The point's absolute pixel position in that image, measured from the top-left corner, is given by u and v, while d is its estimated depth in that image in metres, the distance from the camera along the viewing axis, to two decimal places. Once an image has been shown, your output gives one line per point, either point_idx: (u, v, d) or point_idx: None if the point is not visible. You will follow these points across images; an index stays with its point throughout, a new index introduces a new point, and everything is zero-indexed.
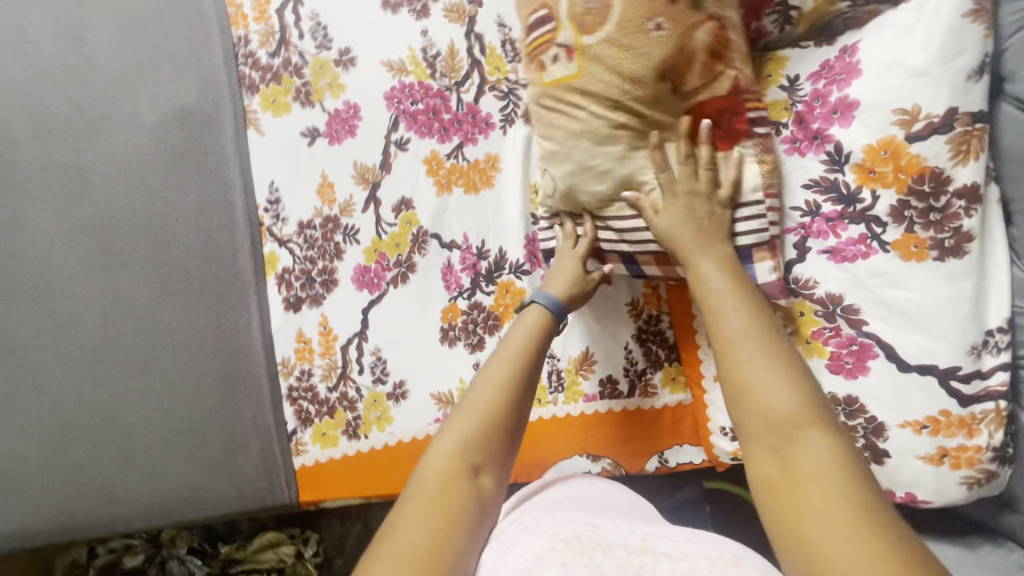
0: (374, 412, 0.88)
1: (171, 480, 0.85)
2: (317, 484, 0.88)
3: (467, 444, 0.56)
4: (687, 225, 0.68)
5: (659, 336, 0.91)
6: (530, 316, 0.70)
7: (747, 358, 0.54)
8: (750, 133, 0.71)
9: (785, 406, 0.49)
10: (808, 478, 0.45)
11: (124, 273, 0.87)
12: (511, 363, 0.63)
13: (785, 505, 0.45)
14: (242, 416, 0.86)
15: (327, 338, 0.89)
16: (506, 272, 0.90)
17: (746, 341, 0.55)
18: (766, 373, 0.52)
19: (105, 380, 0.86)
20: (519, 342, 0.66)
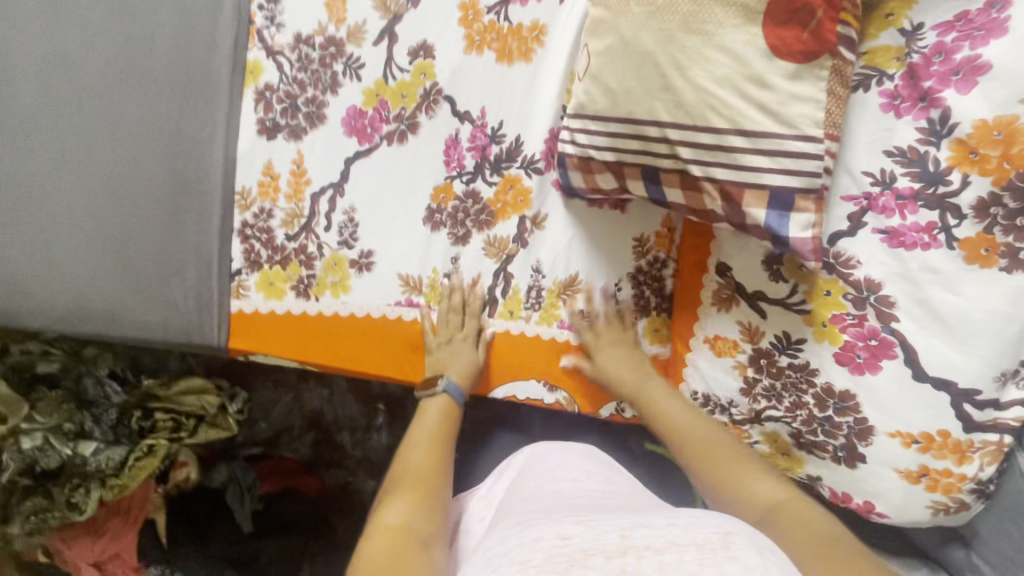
0: (332, 275, 0.80)
1: (89, 286, 0.75)
2: (252, 334, 0.81)
3: (420, 519, 0.57)
4: (625, 367, 0.76)
5: (655, 282, 0.81)
6: (438, 403, 0.74)
7: (724, 455, 0.64)
8: (834, 50, 0.53)
9: (766, 483, 0.60)
10: (805, 519, 0.53)
11: (76, 36, 0.73)
12: (428, 440, 0.70)
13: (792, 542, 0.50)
14: (183, 240, 0.77)
15: (298, 180, 0.78)
16: (514, 165, 0.78)
17: (714, 441, 0.66)
18: (742, 463, 0.63)
19: (27, 155, 0.73)
20: (436, 427, 0.72)
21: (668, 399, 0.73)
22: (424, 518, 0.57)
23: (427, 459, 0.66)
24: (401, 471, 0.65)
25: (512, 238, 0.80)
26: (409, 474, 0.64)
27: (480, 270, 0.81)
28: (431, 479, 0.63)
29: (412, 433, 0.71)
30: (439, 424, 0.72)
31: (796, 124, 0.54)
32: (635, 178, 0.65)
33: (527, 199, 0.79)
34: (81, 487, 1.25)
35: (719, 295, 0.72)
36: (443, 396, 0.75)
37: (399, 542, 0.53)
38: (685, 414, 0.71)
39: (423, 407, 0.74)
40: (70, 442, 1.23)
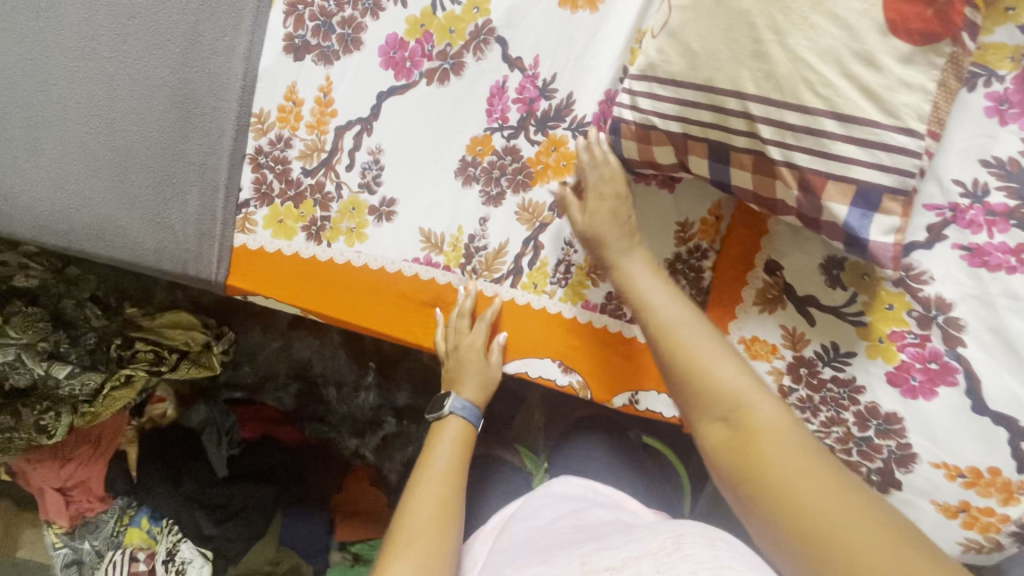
0: (347, 221, 0.73)
1: (81, 198, 0.69)
2: (253, 274, 0.75)
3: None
4: (614, 231, 0.66)
5: (694, 273, 0.75)
6: (449, 432, 0.76)
7: (696, 349, 0.56)
8: (958, 37, 0.47)
9: (739, 384, 0.53)
10: (766, 435, 0.50)
11: None
12: (444, 481, 0.71)
13: (746, 462, 0.49)
14: (186, 161, 0.69)
15: (323, 111, 0.71)
16: (561, 126, 0.71)
17: (694, 335, 0.57)
18: (721, 367, 0.54)
19: (29, 40, 0.67)
20: (444, 461, 0.73)
21: (652, 291, 0.62)
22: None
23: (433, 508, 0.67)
24: (405, 518, 0.66)
25: (548, 206, 0.73)
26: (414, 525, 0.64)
27: (508, 237, 0.75)
28: (436, 530, 0.64)
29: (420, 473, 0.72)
30: (447, 463, 0.73)
31: (900, 113, 0.48)
32: (699, 155, 0.59)
33: (570, 165, 0.72)
34: (51, 411, 1.19)
35: (764, 295, 0.67)
36: (453, 424, 0.77)
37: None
38: (664, 304, 0.60)
39: (431, 436, 0.76)
40: (42, 362, 1.16)
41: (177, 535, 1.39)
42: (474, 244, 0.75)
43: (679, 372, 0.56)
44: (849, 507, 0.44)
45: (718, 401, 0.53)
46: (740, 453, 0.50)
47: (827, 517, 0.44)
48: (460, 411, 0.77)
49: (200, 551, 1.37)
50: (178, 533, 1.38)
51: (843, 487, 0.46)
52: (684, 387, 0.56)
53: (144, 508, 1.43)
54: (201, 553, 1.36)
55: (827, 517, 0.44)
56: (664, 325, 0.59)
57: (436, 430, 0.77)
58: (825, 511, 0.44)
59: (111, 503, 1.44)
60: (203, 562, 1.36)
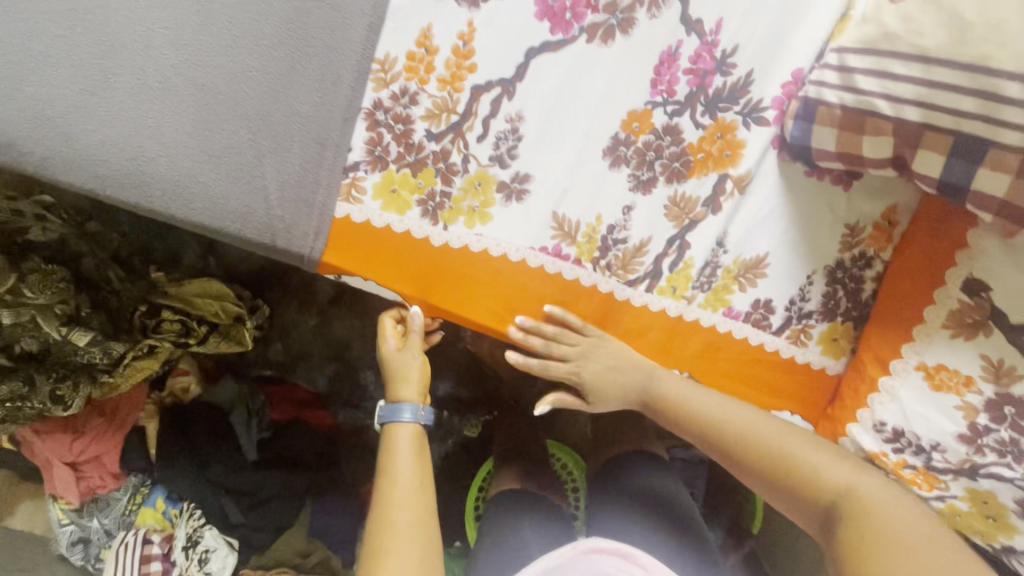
0: (471, 199, 0.63)
1: (157, 145, 0.57)
2: (353, 253, 0.63)
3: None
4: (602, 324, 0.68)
5: (853, 284, 0.67)
6: (403, 436, 0.76)
7: (784, 445, 0.62)
8: None
9: (784, 435, 0.63)
10: (873, 529, 0.54)
11: None
12: (416, 489, 0.71)
13: (855, 555, 0.53)
14: (288, 109, 0.58)
15: (459, 64, 0.59)
16: (734, 109, 0.61)
17: (764, 425, 0.64)
18: (801, 450, 0.61)
19: None
20: (409, 466, 0.73)
21: (689, 387, 0.67)
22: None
23: (410, 508, 0.69)
24: (382, 520, 0.67)
25: (704, 201, 0.63)
26: (395, 530, 0.66)
27: (651, 234, 0.65)
28: (420, 529, 0.67)
29: (384, 474, 0.72)
30: (410, 462, 0.74)
31: None
32: (934, 150, 0.50)
33: (735, 154, 0.63)
34: (69, 380, 1.06)
35: (958, 318, 0.59)
36: (405, 428, 0.77)
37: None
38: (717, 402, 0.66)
39: (388, 437, 0.76)
40: (62, 327, 0.99)
41: (199, 521, 1.24)
42: (612, 237, 0.65)
43: (739, 455, 0.64)
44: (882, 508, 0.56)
45: (785, 470, 0.61)
46: (859, 539, 0.54)
47: (869, 549, 0.53)
48: (409, 416, 0.77)
49: (224, 539, 1.24)
50: (202, 519, 1.24)
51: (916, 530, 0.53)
52: (761, 469, 0.63)
53: (159, 488, 1.27)
54: (227, 542, 1.23)
55: (890, 554, 0.51)
56: (710, 420, 0.65)
57: (390, 430, 0.77)
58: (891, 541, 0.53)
59: (123, 481, 1.28)
60: (228, 551, 1.23)
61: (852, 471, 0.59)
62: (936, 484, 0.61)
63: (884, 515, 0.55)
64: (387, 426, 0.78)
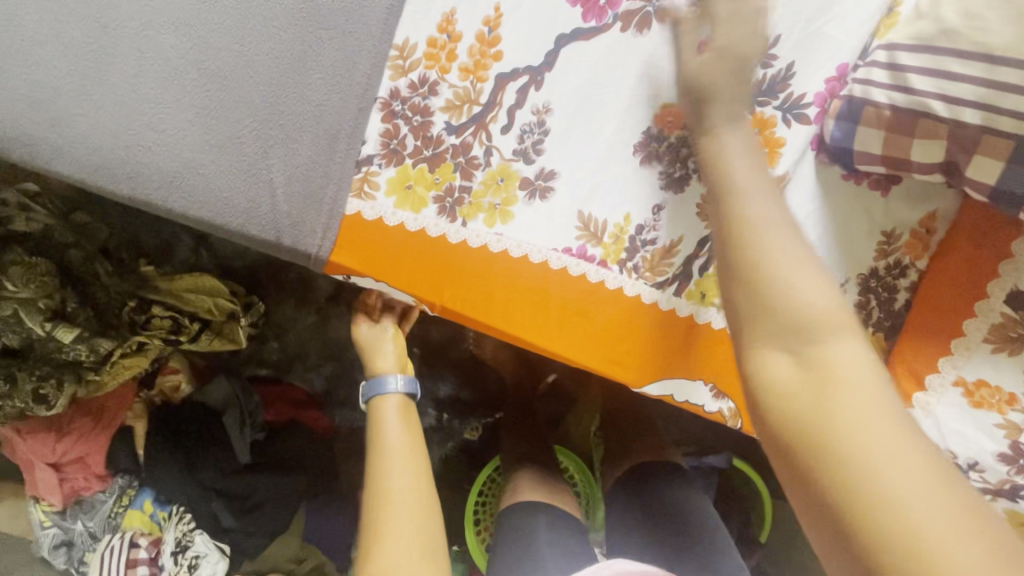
0: (492, 195, 0.59)
1: (155, 132, 0.53)
2: (364, 252, 0.59)
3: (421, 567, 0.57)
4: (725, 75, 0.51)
5: (886, 293, 0.63)
6: (392, 407, 0.73)
7: (793, 270, 0.44)
8: None
9: (825, 308, 0.43)
10: (851, 398, 0.38)
11: None
12: (410, 458, 0.67)
13: (810, 405, 0.40)
14: (300, 95, 0.54)
15: (483, 51, 0.56)
16: (772, 103, 0.58)
17: (777, 232, 0.46)
18: (807, 276, 0.44)
19: None
20: (400, 437, 0.69)
21: (744, 163, 0.50)
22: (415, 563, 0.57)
23: (406, 480, 0.64)
24: (378, 497, 0.63)
25: None
26: (391, 500, 0.62)
27: (681, 233, 0.62)
28: (419, 500, 0.63)
29: (375, 449, 0.68)
30: (402, 433, 0.70)
31: None
32: (991, 154, 0.48)
33: (772, 153, 0.59)
34: (53, 378, 1.00)
35: (1001, 332, 0.57)
36: (392, 398, 0.74)
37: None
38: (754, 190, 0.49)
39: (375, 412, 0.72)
40: (45, 323, 0.94)
41: (188, 525, 1.20)
42: (641, 237, 0.62)
43: (748, 275, 0.45)
44: (898, 444, 0.37)
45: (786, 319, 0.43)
46: (807, 392, 0.40)
47: (798, 413, 0.40)
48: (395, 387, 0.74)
49: (215, 544, 1.20)
50: (192, 523, 1.20)
51: (891, 417, 0.38)
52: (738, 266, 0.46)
53: (147, 489, 1.21)
54: (218, 547, 1.19)
55: (843, 415, 0.38)
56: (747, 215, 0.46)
57: (375, 405, 0.73)
58: (837, 405, 0.38)
59: (110, 483, 1.22)
60: (219, 557, 1.19)
61: (844, 319, 0.42)
62: None
63: (847, 381, 0.40)
64: (371, 397, 0.74)
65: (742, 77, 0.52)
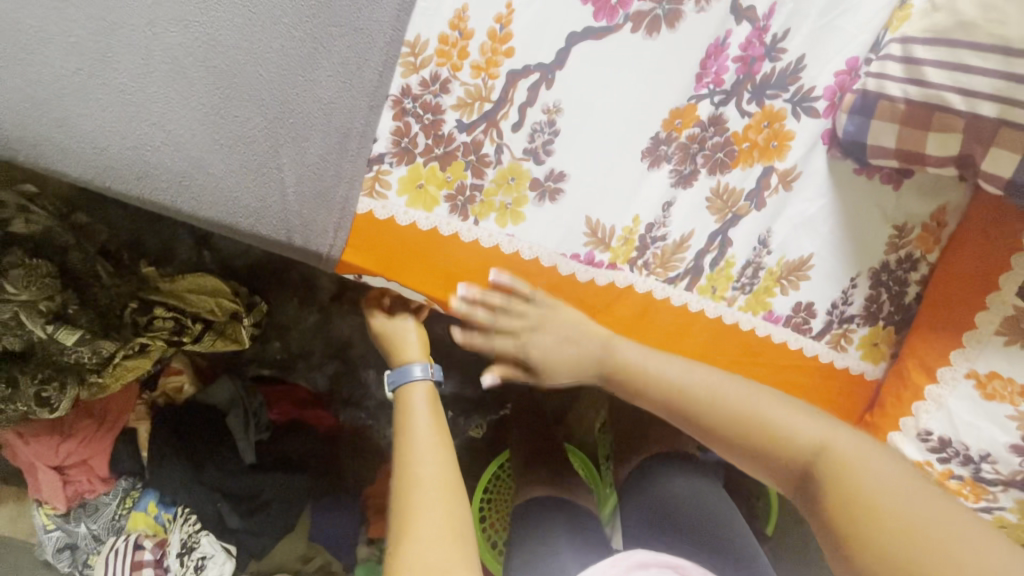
0: (503, 194, 0.59)
1: (163, 133, 0.52)
2: (375, 252, 0.59)
3: (450, 554, 0.56)
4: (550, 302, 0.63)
5: (897, 288, 0.65)
6: (419, 395, 0.74)
7: (789, 423, 0.55)
8: None
9: (798, 428, 0.55)
10: (879, 494, 0.47)
11: None
12: (440, 442, 0.68)
13: (854, 518, 0.47)
14: (308, 94, 0.53)
15: (495, 48, 0.55)
16: (782, 96, 0.59)
17: (690, 373, 0.61)
18: (770, 410, 0.56)
19: None
20: (428, 424, 0.70)
21: (633, 349, 0.63)
22: (444, 552, 0.56)
23: (435, 470, 0.64)
24: (407, 488, 0.62)
25: (749, 195, 0.63)
26: (422, 483, 0.62)
27: (693, 228, 0.64)
28: (446, 489, 0.63)
29: (402, 440, 0.68)
30: (429, 420, 0.71)
31: None
32: (1008, 147, 0.48)
33: (781, 146, 0.61)
34: (55, 381, 0.98)
35: (1014, 324, 0.56)
36: (418, 386, 0.75)
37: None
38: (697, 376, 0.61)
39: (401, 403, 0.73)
40: (47, 326, 0.93)
41: (193, 526, 1.18)
42: (651, 235, 0.63)
43: (704, 413, 0.59)
44: (933, 510, 0.46)
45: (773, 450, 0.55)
46: (842, 500, 0.49)
47: (858, 503, 0.48)
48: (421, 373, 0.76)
49: (222, 545, 1.19)
50: (196, 524, 1.17)
51: (908, 479, 0.48)
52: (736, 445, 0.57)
53: (150, 491, 1.20)
54: (224, 547, 1.18)
55: (885, 499, 0.47)
56: (660, 383, 0.61)
57: (404, 393, 0.75)
58: (862, 493, 0.48)
59: (113, 484, 1.21)
60: (226, 558, 1.17)
61: (806, 420, 0.55)
62: (983, 495, 0.59)
63: (860, 473, 0.49)
64: (397, 392, 0.75)
65: (556, 251, 0.62)
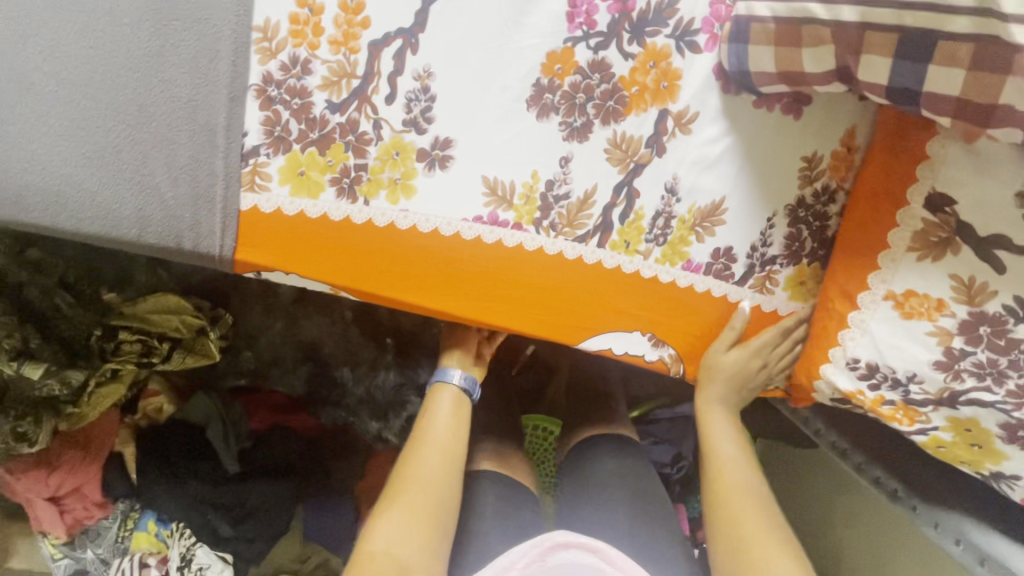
0: (390, 171, 0.57)
1: (28, 155, 0.51)
2: (269, 244, 0.58)
3: (415, 542, 0.66)
4: (725, 385, 0.70)
5: (819, 220, 0.63)
6: (447, 395, 0.80)
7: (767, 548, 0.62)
8: None
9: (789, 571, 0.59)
10: None
11: None
12: (449, 438, 0.76)
13: None
14: (164, 95, 0.52)
15: (349, 20, 0.53)
16: (663, 32, 0.55)
17: (735, 476, 0.69)
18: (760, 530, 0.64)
19: None
20: (445, 419, 0.77)
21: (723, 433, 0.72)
22: (411, 541, 0.66)
23: (433, 470, 0.72)
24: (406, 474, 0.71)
25: (647, 141, 0.58)
26: (419, 472, 0.72)
27: (595, 182, 0.60)
28: (438, 493, 0.71)
29: (420, 430, 0.76)
30: (449, 415, 0.78)
31: None
32: (879, 52, 0.45)
33: (672, 85, 0.57)
34: (29, 415, 0.99)
35: (924, 238, 0.54)
36: (449, 389, 0.81)
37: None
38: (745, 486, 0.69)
39: (430, 396, 0.79)
40: (11, 362, 0.92)
41: (190, 539, 1.19)
42: (553, 193, 0.60)
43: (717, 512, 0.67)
44: None
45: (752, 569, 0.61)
46: None
47: None
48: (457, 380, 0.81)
49: (218, 555, 1.19)
50: (192, 537, 1.19)
51: None
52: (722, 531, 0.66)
53: (149, 510, 1.21)
54: (221, 557, 1.18)
55: None
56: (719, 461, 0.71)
57: (435, 388, 0.81)
58: None
59: (111, 509, 1.21)
60: (223, 566, 1.18)
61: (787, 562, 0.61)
62: (917, 418, 0.59)
63: None
64: (435, 378, 0.82)
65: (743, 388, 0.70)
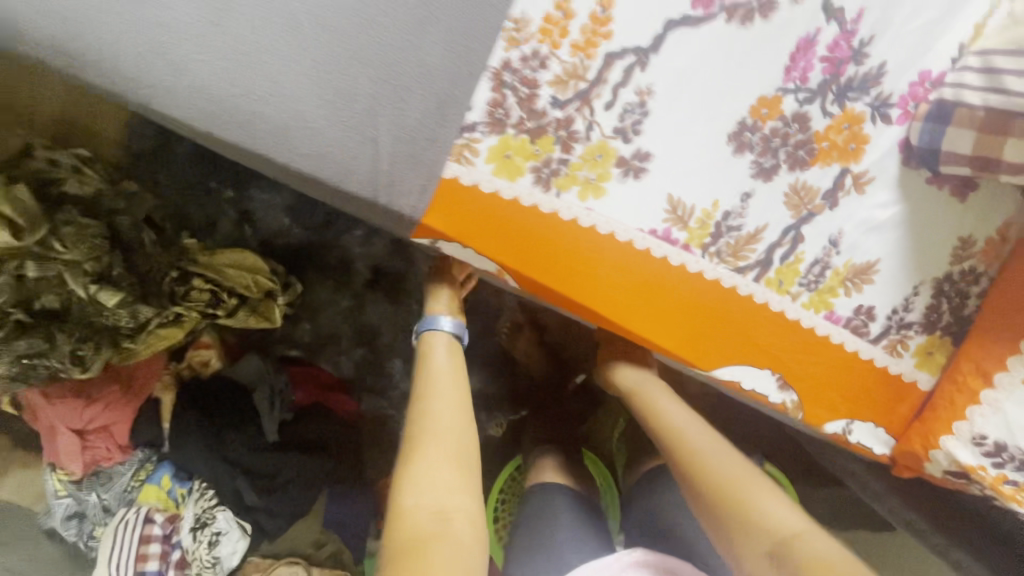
0: (588, 169, 0.60)
1: (273, 83, 0.55)
2: (455, 214, 0.60)
3: (450, 484, 0.62)
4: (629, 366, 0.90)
5: (958, 300, 0.67)
6: (439, 343, 0.82)
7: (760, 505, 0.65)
8: None
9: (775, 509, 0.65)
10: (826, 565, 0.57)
11: None
12: (454, 386, 0.74)
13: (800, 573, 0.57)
14: (409, 59, 0.56)
15: (595, 30, 0.57)
16: (864, 100, 0.60)
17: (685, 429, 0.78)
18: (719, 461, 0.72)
19: None
20: (444, 364, 0.78)
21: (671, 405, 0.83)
22: (450, 487, 0.62)
23: (449, 413, 0.70)
24: (425, 419, 0.68)
25: (824, 194, 0.62)
26: (435, 417, 0.68)
27: (767, 221, 0.63)
28: (457, 436, 0.68)
29: (425, 384, 0.74)
30: (448, 365, 0.78)
31: None
32: None
33: (858, 148, 0.62)
34: (90, 340, 0.88)
35: None
36: (440, 335, 0.84)
37: (430, 524, 0.58)
38: (703, 441, 0.76)
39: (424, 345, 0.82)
40: (90, 285, 0.87)
41: (211, 501, 1.04)
42: (726, 223, 0.63)
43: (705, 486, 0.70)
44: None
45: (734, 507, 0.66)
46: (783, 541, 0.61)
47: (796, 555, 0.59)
48: (444, 328, 0.85)
49: (237, 522, 1.05)
50: (213, 500, 1.05)
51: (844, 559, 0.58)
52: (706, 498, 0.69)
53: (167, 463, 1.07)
54: (240, 525, 1.05)
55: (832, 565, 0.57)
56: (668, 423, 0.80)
57: (427, 341, 0.83)
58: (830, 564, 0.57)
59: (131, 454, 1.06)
60: (241, 536, 1.04)
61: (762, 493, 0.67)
62: None
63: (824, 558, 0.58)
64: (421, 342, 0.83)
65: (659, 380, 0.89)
